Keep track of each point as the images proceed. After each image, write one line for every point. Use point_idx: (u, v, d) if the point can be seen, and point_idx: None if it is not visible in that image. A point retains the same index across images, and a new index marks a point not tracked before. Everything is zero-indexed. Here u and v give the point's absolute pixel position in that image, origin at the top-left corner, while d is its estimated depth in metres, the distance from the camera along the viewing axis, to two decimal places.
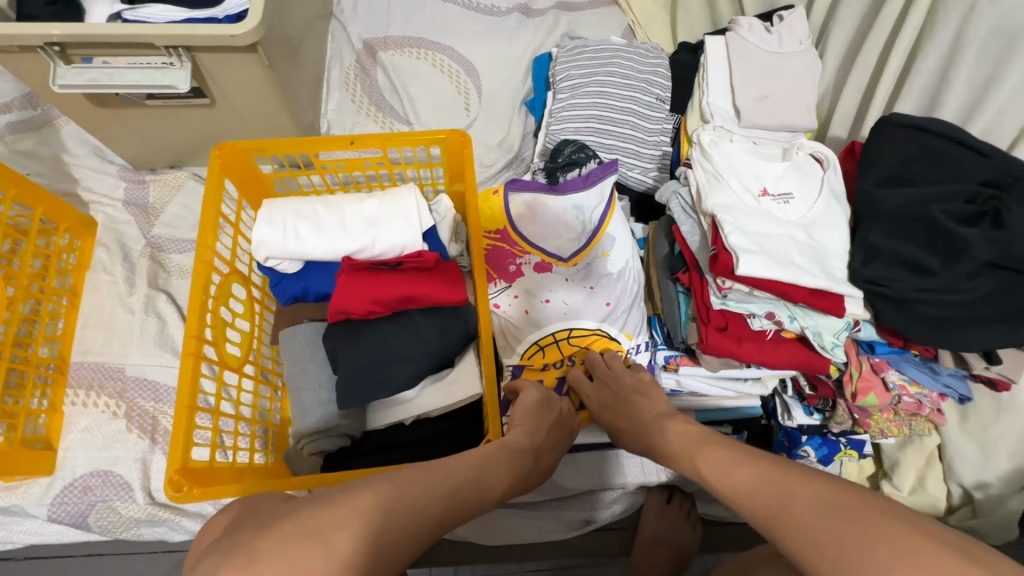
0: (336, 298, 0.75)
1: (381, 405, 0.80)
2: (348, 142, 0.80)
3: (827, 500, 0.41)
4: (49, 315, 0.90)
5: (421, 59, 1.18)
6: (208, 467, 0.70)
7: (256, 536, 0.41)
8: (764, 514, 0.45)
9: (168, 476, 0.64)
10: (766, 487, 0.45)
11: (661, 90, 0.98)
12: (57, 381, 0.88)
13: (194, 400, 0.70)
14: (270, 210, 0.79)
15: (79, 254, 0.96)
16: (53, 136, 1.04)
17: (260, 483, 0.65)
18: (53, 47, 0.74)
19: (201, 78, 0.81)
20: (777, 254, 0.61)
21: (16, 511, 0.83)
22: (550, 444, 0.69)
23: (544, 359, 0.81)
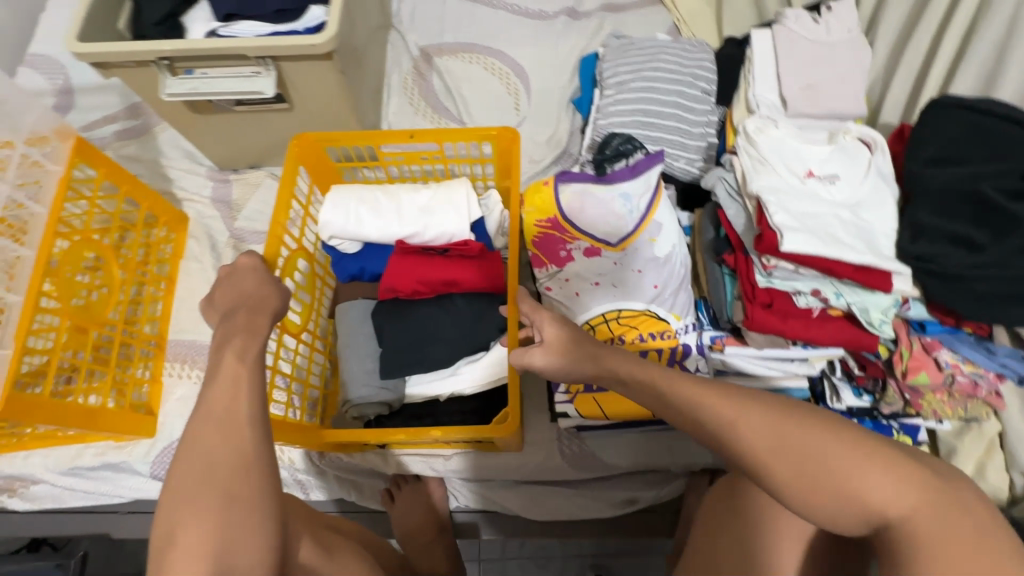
0: (385, 276, 0.85)
1: (423, 379, 0.85)
2: (407, 135, 0.88)
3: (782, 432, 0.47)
4: (150, 297, 1.02)
5: (473, 63, 1.25)
6: None
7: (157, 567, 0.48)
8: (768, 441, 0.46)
9: None
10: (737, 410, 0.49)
11: (707, 84, 1.00)
12: (157, 356, 1.00)
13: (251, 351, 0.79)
14: (338, 194, 0.89)
15: (174, 245, 1.08)
16: (152, 142, 1.18)
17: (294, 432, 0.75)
18: (163, 61, 0.85)
19: (283, 85, 0.91)
20: (821, 231, 0.63)
21: (124, 467, 0.95)
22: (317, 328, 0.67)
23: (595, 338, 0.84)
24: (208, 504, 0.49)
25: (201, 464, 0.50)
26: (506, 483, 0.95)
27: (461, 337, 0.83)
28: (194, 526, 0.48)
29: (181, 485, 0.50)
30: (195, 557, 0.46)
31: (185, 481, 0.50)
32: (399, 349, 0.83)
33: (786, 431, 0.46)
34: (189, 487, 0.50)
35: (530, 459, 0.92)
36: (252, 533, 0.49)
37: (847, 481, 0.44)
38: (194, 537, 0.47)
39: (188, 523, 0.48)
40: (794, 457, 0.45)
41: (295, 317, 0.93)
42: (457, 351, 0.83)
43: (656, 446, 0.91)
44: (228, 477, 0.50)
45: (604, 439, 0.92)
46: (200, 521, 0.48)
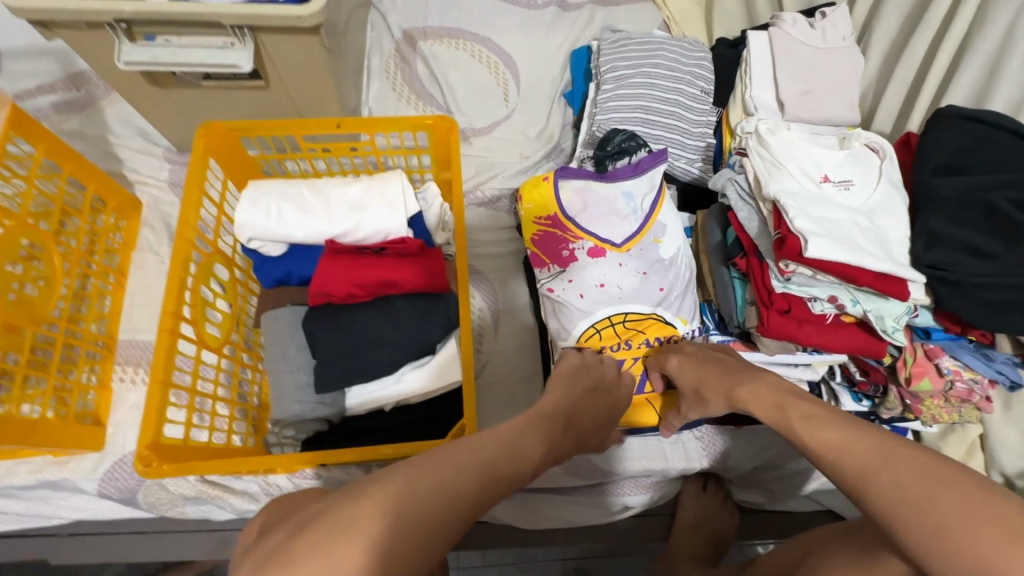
0: (316, 280, 0.77)
1: (366, 390, 0.78)
2: (334, 126, 0.77)
3: (926, 471, 0.48)
4: (97, 292, 0.90)
5: (460, 50, 1.19)
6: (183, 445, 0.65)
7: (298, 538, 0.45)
8: (855, 471, 0.51)
9: (137, 450, 0.58)
10: (867, 450, 0.51)
11: (705, 84, 0.99)
12: (106, 358, 0.89)
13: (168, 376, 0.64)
14: (254, 192, 0.79)
15: (124, 234, 0.96)
16: (98, 117, 1.05)
17: (238, 462, 0.63)
18: (120, 24, 0.74)
19: (259, 59, 0.82)
20: (843, 238, 0.63)
21: (65, 485, 0.83)
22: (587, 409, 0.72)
23: (600, 342, 0.82)
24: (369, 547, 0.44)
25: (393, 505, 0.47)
26: None
27: (407, 342, 0.77)
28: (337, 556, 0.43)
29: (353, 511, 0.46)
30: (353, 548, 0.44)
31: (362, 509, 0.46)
32: (391, 353, 0.77)
33: (886, 466, 0.49)
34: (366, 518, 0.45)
35: None
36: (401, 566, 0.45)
37: (947, 527, 0.44)
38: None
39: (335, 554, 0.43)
40: (886, 490, 0.48)
41: (213, 330, 0.79)
42: (400, 357, 0.77)
43: (650, 450, 0.90)
44: (436, 501, 0.49)
45: (598, 444, 0.90)
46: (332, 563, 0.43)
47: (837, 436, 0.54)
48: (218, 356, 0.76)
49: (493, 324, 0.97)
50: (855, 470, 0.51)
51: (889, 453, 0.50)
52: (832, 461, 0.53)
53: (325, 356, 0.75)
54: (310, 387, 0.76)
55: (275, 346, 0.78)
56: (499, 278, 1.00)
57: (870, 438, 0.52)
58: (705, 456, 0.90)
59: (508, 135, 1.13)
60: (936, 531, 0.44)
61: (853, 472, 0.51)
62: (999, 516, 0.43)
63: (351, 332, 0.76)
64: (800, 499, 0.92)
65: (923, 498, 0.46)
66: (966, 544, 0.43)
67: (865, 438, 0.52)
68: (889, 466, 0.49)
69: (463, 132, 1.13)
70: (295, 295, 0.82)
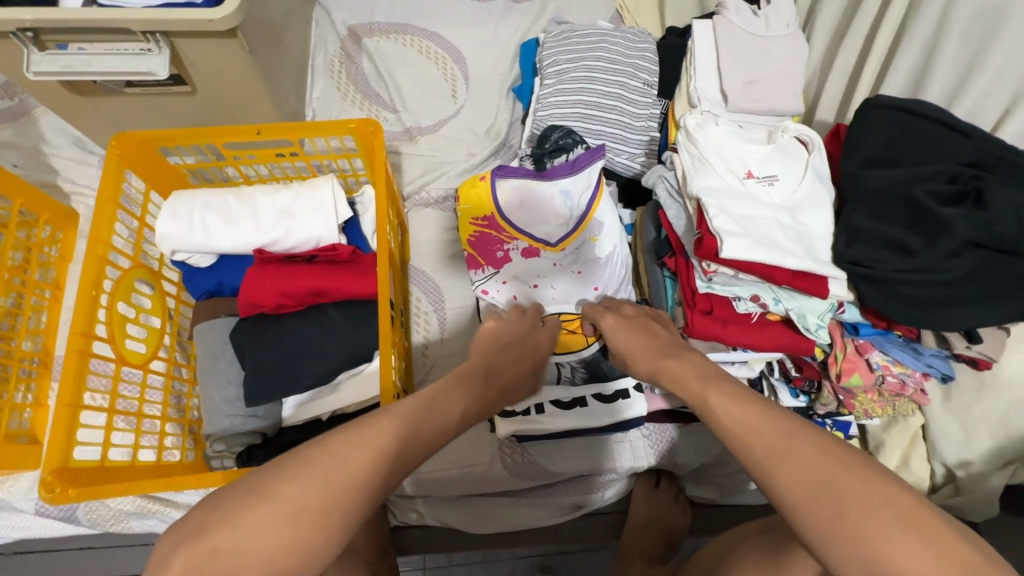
0: (243, 292, 0.76)
1: (300, 400, 0.78)
2: (254, 131, 0.77)
3: (830, 453, 0.42)
4: (32, 307, 0.89)
5: (407, 46, 1.16)
6: (95, 467, 0.66)
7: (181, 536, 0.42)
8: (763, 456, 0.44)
9: (40, 476, 0.60)
10: (774, 433, 0.44)
11: (649, 75, 0.97)
12: (42, 374, 0.87)
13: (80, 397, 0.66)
14: (175, 201, 0.78)
15: (60, 247, 0.95)
16: (31, 126, 1.02)
17: (145, 484, 0.62)
18: (26, 32, 0.71)
19: (180, 65, 0.80)
20: (761, 237, 0.62)
21: (3, 505, 0.82)
22: (511, 366, 0.68)
23: None
24: (335, 487, 0.43)
25: (351, 445, 0.46)
26: (447, 497, 0.90)
27: (341, 351, 0.76)
28: (290, 498, 0.42)
29: (297, 461, 0.44)
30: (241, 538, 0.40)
31: (319, 456, 0.45)
32: (322, 362, 0.75)
33: (793, 449, 0.43)
34: (321, 459, 0.44)
35: (471, 470, 0.88)
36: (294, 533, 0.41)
37: (850, 514, 0.38)
38: (251, 551, 0.40)
39: (281, 505, 0.41)
40: (795, 477, 0.41)
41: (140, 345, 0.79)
42: (332, 367, 0.76)
43: (597, 451, 0.89)
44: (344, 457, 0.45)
45: (546, 445, 0.89)
46: (264, 530, 0.40)
47: (751, 413, 0.46)
48: (145, 372, 0.77)
49: (439, 329, 0.96)
50: (761, 452, 0.44)
51: (795, 431, 0.44)
52: (742, 442, 0.45)
53: (253, 368, 0.74)
54: (241, 400, 0.75)
55: (205, 360, 0.77)
56: (445, 280, 0.99)
57: (773, 415, 0.46)
58: (651, 453, 0.90)
59: (456, 133, 1.11)
60: (829, 518, 0.39)
61: (757, 459, 0.44)
62: (893, 505, 0.38)
63: (280, 343, 0.75)
64: (752, 492, 0.91)
65: (825, 480, 0.40)
66: (864, 537, 0.38)
67: (772, 416, 0.46)
68: (798, 449, 0.42)
69: (410, 131, 1.10)
70: (229, 306, 0.81)
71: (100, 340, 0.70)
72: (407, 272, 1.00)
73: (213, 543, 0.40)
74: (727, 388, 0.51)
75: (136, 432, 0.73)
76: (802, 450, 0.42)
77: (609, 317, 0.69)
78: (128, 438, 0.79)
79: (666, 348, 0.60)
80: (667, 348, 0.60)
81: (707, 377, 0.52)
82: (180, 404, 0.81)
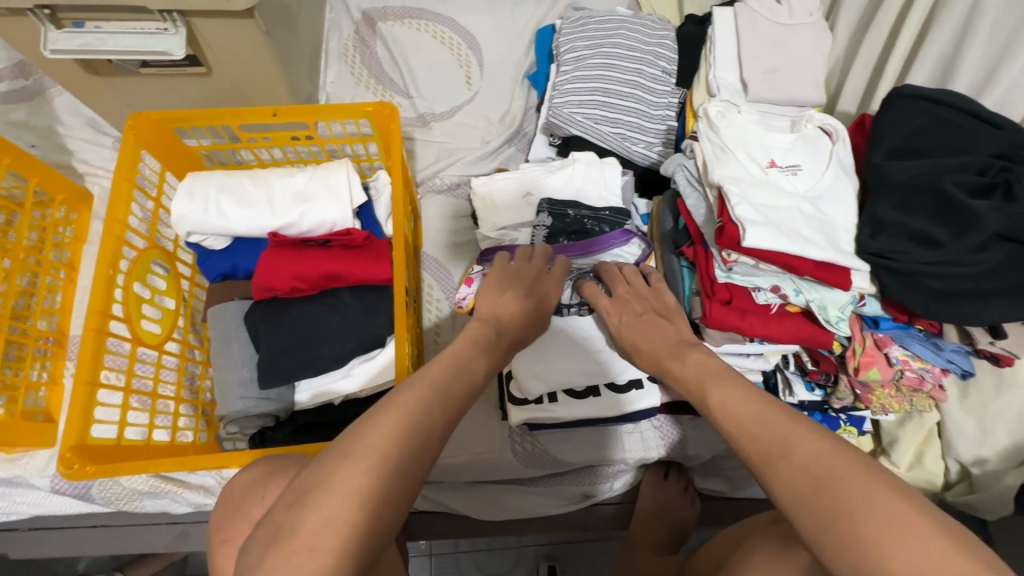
0: (259, 274, 0.75)
1: (313, 384, 0.78)
2: (270, 113, 0.77)
3: (826, 456, 0.41)
4: (47, 287, 0.89)
5: (422, 31, 1.15)
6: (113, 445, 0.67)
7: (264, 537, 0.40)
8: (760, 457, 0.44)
9: (60, 453, 0.61)
10: (770, 435, 0.44)
11: (667, 63, 0.96)
12: (57, 354, 0.88)
13: (97, 375, 0.67)
14: (193, 183, 0.78)
15: (76, 228, 0.95)
16: (46, 107, 1.01)
17: (159, 463, 0.63)
18: (43, 10, 0.71)
19: (197, 46, 0.79)
20: (784, 226, 0.61)
21: (19, 482, 0.83)
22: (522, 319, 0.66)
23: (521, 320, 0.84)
24: (388, 469, 0.42)
25: (389, 420, 0.44)
26: (455, 484, 0.91)
27: (353, 336, 0.76)
28: (353, 488, 0.40)
29: (348, 445, 0.43)
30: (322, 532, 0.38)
31: (365, 432, 0.44)
32: (333, 345, 0.75)
33: (788, 452, 0.42)
34: (370, 437, 0.43)
35: (481, 458, 0.88)
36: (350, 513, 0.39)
37: (834, 520, 0.38)
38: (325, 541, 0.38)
39: (336, 492, 0.40)
40: (784, 473, 0.42)
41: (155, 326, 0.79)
42: (344, 352, 0.76)
43: (608, 441, 0.89)
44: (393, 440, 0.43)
45: (556, 435, 0.89)
46: (328, 518, 0.39)
47: (747, 410, 0.48)
48: (159, 353, 0.77)
49: (451, 318, 0.96)
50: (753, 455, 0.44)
51: (790, 433, 0.43)
52: (740, 442, 0.46)
53: (267, 352, 0.74)
54: (254, 382, 0.75)
55: (219, 342, 0.77)
56: (459, 268, 0.99)
57: (768, 412, 0.46)
58: (662, 445, 0.89)
59: (470, 120, 1.10)
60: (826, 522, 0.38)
61: (753, 459, 0.44)
62: (885, 510, 0.37)
63: (293, 327, 0.75)
64: (761, 486, 0.91)
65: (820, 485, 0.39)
66: (848, 542, 0.37)
67: (768, 413, 0.46)
68: (791, 453, 0.42)
69: (423, 117, 1.10)
70: (243, 289, 0.81)
71: (119, 320, 0.71)
72: (419, 259, 0.99)
73: (289, 541, 0.38)
74: (729, 384, 0.52)
75: (150, 412, 0.74)
76: (794, 453, 0.42)
77: (615, 317, 0.71)
78: (140, 417, 0.79)
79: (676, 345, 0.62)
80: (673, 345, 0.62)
81: (731, 366, 0.52)
82: (193, 385, 0.81)
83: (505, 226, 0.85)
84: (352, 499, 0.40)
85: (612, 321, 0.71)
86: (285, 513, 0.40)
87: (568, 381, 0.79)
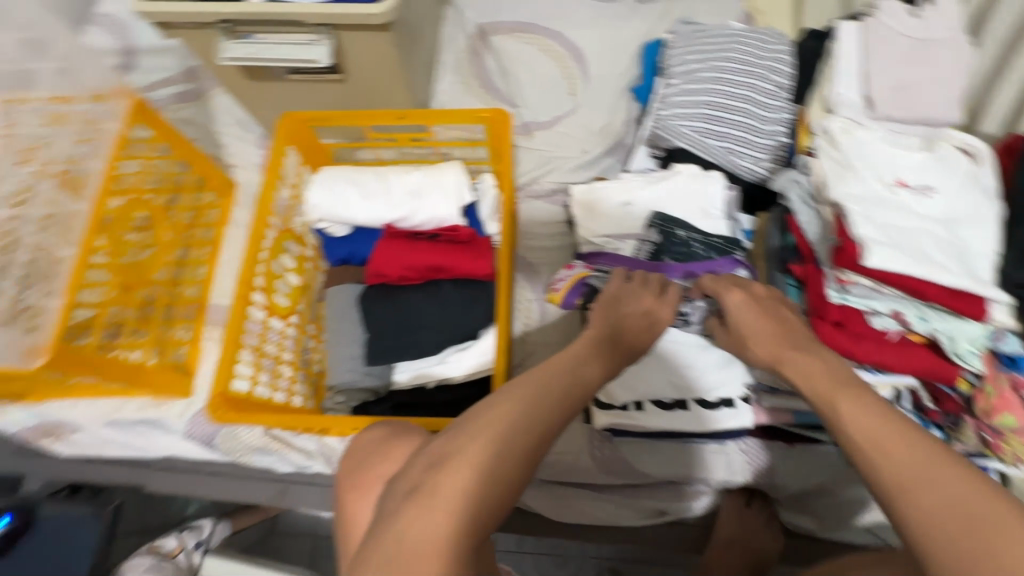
0: (374, 261, 0.83)
1: (411, 366, 0.83)
2: (397, 116, 0.84)
3: (973, 495, 0.41)
4: (195, 261, 1.03)
5: (531, 44, 1.20)
6: (247, 399, 0.79)
7: (400, 491, 0.48)
8: (893, 480, 0.44)
9: (211, 396, 0.72)
10: (911, 462, 0.44)
11: (782, 78, 0.93)
12: (199, 319, 1.01)
13: (240, 338, 0.77)
14: (326, 176, 0.87)
15: (219, 212, 1.08)
16: (206, 107, 1.18)
17: (290, 418, 0.74)
18: (223, 23, 0.84)
19: (338, 55, 0.89)
20: (912, 248, 0.59)
21: (158, 424, 0.98)
22: (633, 335, 0.66)
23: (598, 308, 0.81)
24: (507, 450, 0.48)
25: (505, 409, 0.50)
26: (531, 481, 0.93)
27: (453, 325, 0.81)
28: (474, 458, 0.47)
29: (474, 424, 0.49)
30: (449, 494, 0.45)
31: (487, 414, 0.50)
32: (435, 332, 0.81)
33: (932, 484, 0.42)
34: (491, 420, 0.49)
35: (561, 457, 0.90)
36: (470, 478, 0.46)
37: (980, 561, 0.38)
38: (446, 500, 0.45)
39: (460, 463, 0.47)
40: (932, 503, 0.41)
41: (284, 300, 0.89)
42: (443, 339, 0.81)
43: (692, 458, 0.87)
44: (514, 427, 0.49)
45: (637, 446, 0.88)
46: (453, 486, 0.46)
47: (884, 431, 0.46)
48: (285, 324, 0.87)
49: (540, 321, 0.98)
50: (890, 481, 0.44)
51: (934, 464, 0.43)
52: (872, 461, 0.45)
53: (377, 332, 0.81)
54: (362, 358, 0.82)
55: (334, 320, 0.85)
56: (551, 272, 1.02)
57: (908, 437, 0.45)
58: (748, 471, 0.86)
59: (571, 129, 1.13)
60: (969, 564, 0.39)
61: (887, 482, 0.44)
62: None
63: (401, 312, 0.82)
64: (856, 529, 0.85)
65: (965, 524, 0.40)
66: None
67: (905, 433, 0.46)
68: (938, 485, 0.42)
69: (527, 126, 1.14)
70: (356, 274, 0.89)
71: (257, 292, 0.81)
72: (513, 260, 1.03)
73: (422, 496, 0.46)
74: (859, 397, 0.50)
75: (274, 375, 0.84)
76: (938, 487, 0.42)
77: (733, 292, 0.65)
78: None
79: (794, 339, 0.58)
80: (796, 336, 0.58)
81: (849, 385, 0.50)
82: (308, 356, 0.90)
83: (608, 234, 0.86)
84: (470, 467, 0.47)
85: (729, 295, 0.66)
86: (417, 474, 0.48)
87: (656, 391, 0.79)
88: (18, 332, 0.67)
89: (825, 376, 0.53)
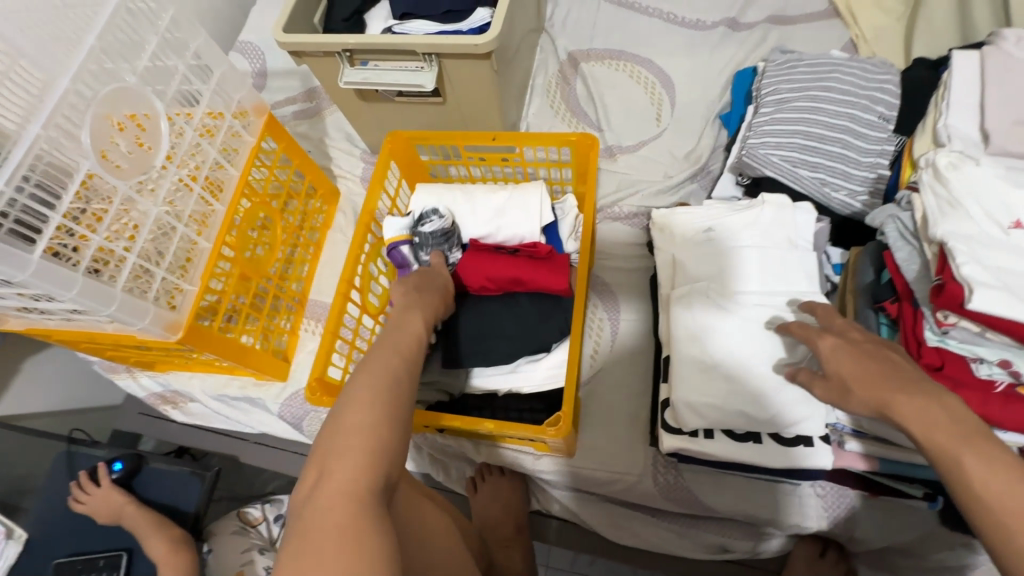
0: (457, 270, 0.88)
1: (484, 372, 0.88)
2: (490, 137, 0.90)
3: None
4: (299, 259, 1.14)
5: (620, 70, 1.23)
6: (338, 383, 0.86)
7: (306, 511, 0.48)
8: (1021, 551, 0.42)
9: (308, 380, 0.80)
10: None
11: (886, 108, 0.90)
12: (298, 313, 1.12)
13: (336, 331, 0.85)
14: (422, 191, 0.95)
15: (324, 217, 1.20)
16: (320, 122, 1.32)
17: None
18: (345, 52, 0.94)
19: (441, 81, 0.98)
20: (1022, 292, 0.56)
21: (259, 402, 1.08)
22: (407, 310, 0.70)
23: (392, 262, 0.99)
24: (368, 435, 0.50)
25: (359, 401, 0.52)
26: (590, 499, 0.93)
27: (525, 336, 0.85)
28: (346, 448, 0.49)
29: (341, 424, 0.51)
30: (332, 486, 0.46)
31: (347, 410, 0.51)
32: (507, 341, 0.85)
33: None
34: (351, 414, 0.51)
35: (623, 478, 0.88)
36: (348, 469, 0.48)
37: None
38: (330, 493, 0.46)
39: (335, 456, 0.48)
40: None
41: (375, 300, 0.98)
42: (517, 350, 0.85)
43: (766, 498, 0.83)
44: (371, 412, 0.51)
45: (705, 478, 0.85)
46: (334, 481, 0.47)
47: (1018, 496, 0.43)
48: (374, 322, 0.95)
49: (610, 342, 0.99)
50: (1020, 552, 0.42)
51: None
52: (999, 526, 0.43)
53: (454, 337, 0.86)
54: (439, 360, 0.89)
55: None
56: (624, 293, 1.03)
57: None
58: (825, 518, 0.81)
59: (655, 154, 1.14)
60: None
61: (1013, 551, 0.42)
62: None
63: (479, 320, 0.87)
64: None
65: None
66: None
67: None
68: None
69: (611, 149, 1.17)
70: None
71: (355, 290, 0.90)
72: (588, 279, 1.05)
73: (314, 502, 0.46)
74: (988, 454, 0.46)
75: None
76: None
77: (827, 339, 0.62)
78: None
79: (902, 381, 0.53)
80: (903, 378, 0.53)
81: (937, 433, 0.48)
82: None
83: (681, 260, 0.87)
84: (344, 458, 0.48)
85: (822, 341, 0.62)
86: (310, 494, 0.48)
87: (728, 424, 0.76)
88: (164, 308, 0.78)
89: (910, 420, 0.51)
